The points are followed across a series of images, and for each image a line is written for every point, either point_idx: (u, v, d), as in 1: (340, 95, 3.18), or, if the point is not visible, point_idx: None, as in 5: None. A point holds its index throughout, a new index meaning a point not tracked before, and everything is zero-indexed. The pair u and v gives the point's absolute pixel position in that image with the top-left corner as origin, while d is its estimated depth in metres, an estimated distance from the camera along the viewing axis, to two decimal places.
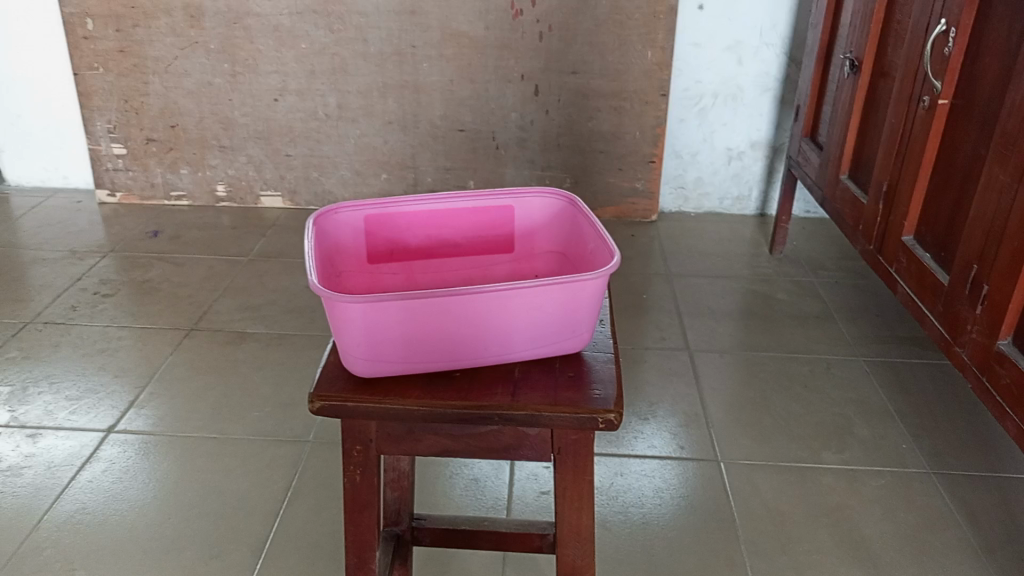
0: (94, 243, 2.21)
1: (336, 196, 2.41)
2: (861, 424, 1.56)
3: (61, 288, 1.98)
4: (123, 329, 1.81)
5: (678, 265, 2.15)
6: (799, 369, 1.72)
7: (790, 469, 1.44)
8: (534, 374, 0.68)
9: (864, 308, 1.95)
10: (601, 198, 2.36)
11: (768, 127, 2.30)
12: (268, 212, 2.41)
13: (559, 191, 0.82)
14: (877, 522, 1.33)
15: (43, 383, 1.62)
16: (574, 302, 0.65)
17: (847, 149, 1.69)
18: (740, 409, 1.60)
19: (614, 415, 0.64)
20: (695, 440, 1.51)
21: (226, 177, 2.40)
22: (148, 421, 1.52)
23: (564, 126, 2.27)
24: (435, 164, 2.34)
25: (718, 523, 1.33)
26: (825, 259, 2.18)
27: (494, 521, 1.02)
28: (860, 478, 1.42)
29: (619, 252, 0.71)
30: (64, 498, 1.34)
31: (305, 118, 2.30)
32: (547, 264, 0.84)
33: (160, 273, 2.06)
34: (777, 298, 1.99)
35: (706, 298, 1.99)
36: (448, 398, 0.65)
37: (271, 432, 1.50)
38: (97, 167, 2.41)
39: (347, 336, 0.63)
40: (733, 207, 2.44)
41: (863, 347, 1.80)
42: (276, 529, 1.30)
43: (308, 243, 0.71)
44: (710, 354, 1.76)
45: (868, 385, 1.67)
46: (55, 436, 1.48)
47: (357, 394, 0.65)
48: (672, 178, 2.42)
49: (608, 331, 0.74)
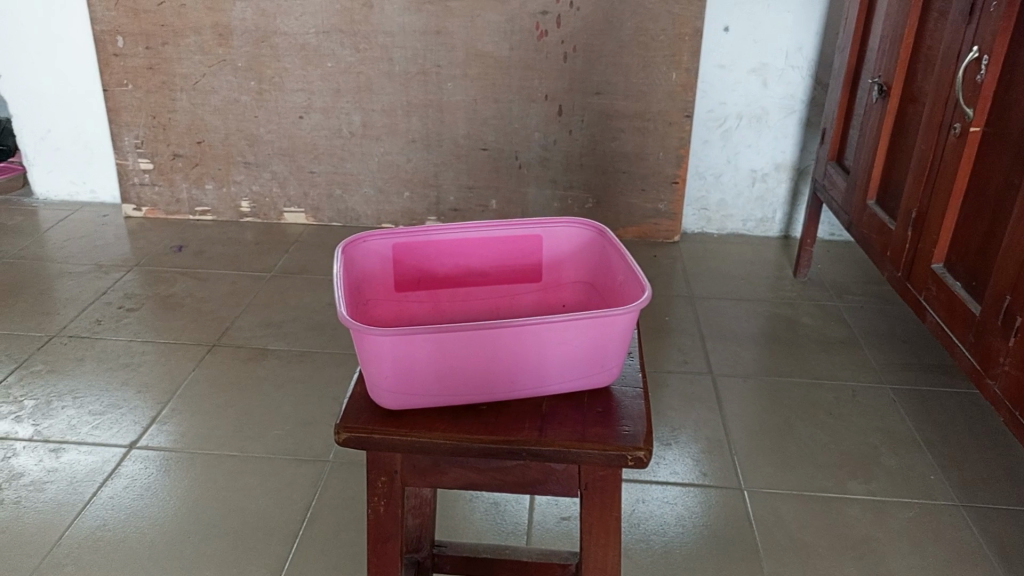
0: (120, 257, 2.23)
1: (359, 214, 2.42)
2: (888, 453, 1.53)
3: (86, 302, 2.00)
4: (146, 344, 1.82)
5: (701, 287, 2.13)
6: (824, 396, 1.69)
7: (815, 499, 1.42)
8: (562, 409, 0.67)
9: (891, 333, 1.92)
10: (624, 218, 2.35)
11: (793, 149, 2.29)
12: (291, 228, 2.42)
13: (589, 220, 0.81)
14: (906, 557, 1.30)
15: (66, 398, 1.63)
16: (604, 337, 0.65)
17: (875, 174, 1.68)
18: (763, 436, 1.58)
19: (643, 453, 0.63)
20: (718, 467, 1.49)
21: (250, 193, 2.42)
22: (169, 438, 1.53)
23: (587, 146, 2.26)
24: (457, 183, 2.35)
25: (742, 553, 1.31)
26: (850, 283, 2.16)
27: (515, 549, 1.01)
28: (886, 510, 1.40)
29: (649, 285, 0.70)
30: (86, 514, 1.35)
31: (329, 136, 2.31)
32: (575, 294, 0.83)
33: (184, 288, 2.07)
34: (801, 322, 1.97)
35: (729, 321, 1.97)
36: (474, 432, 0.64)
37: (291, 451, 1.50)
38: (124, 182, 2.44)
39: (375, 368, 0.63)
40: (756, 229, 2.43)
41: (889, 374, 1.77)
42: (295, 550, 1.29)
43: (337, 273, 0.71)
44: (733, 379, 1.75)
45: (895, 414, 1.64)
46: (78, 451, 1.48)
47: (384, 426, 0.65)
48: (695, 200, 2.40)
49: (637, 364, 0.73)
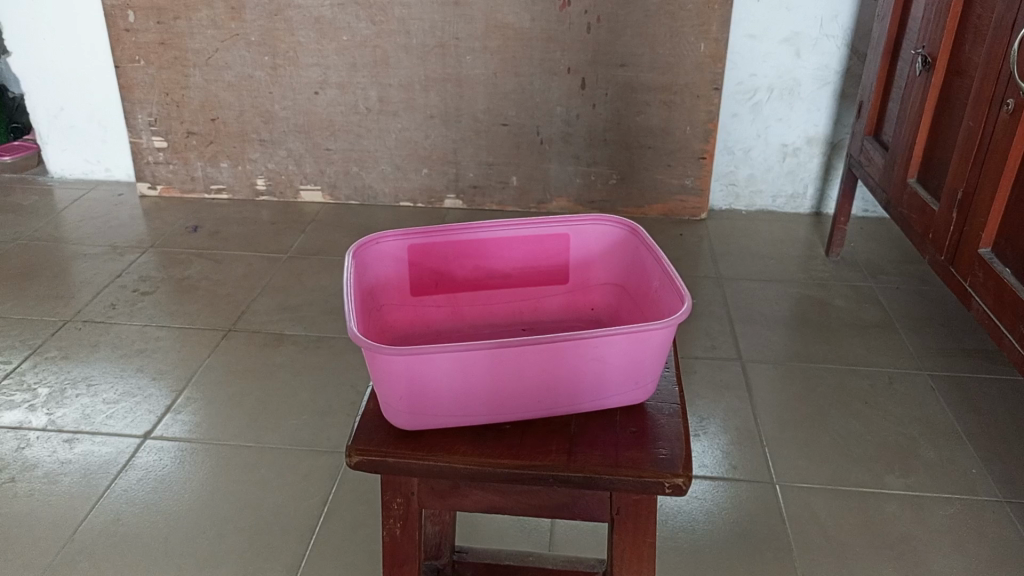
0: (135, 237, 2.20)
1: (376, 191, 2.37)
2: (927, 445, 1.47)
3: (102, 285, 1.97)
4: (162, 329, 1.79)
5: (730, 267, 2.06)
6: (858, 383, 1.63)
7: (851, 494, 1.36)
8: (592, 428, 0.61)
9: (928, 317, 1.85)
10: (649, 195, 2.28)
11: (827, 122, 2.20)
12: (308, 206, 2.37)
13: (620, 218, 0.75)
14: (946, 556, 1.25)
15: (81, 385, 1.60)
16: (638, 354, 0.59)
17: (917, 151, 1.59)
18: (796, 426, 1.51)
19: (682, 480, 0.58)
20: (748, 459, 1.43)
21: (266, 171, 2.37)
22: (184, 428, 1.49)
23: (611, 121, 2.18)
24: (477, 159, 2.28)
25: (774, 553, 1.26)
26: (885, 262, 2.08)
27: (539, 557, 0.98)
28: (925, 506, 1.34)
29: (689, 293, 0.64)
30: (99, 508, 1.32)
31: (346, 112, 2.25)
32: (604, 296, 0.78)
33: (199, 270, 2.03)
34: (834, 304, 1.89)
35: (759, 303, 1.90)
36: (497, 456, 0.59)
37: (308, 442, 1.46)
38: (139, 160, 2.39)
39: (387, 388, 0.57)
40: (787, 205, 2.34)
41: (927, 360, 1.70)
42: (312, 546, 1.26)
43: (346, 282, 0.65)
44: (763, 365, 1.68)
45: (934, 402, 1.57)
46: (91, 441, 1.45)
47: (399, 448, 0.60)
48: (723, 175, 2.32)
49: (673, 377, 0.67)
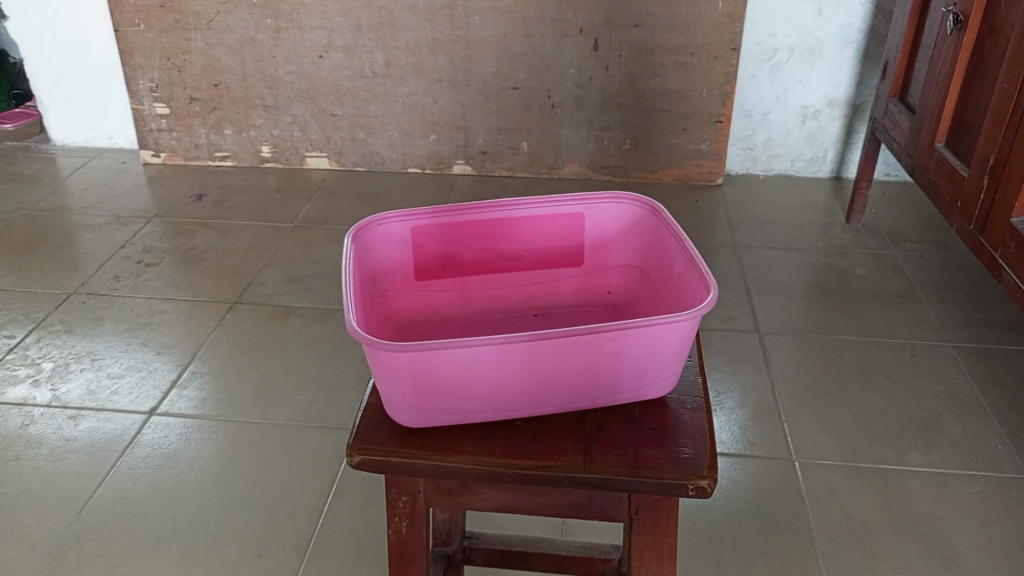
0: (139, 207, 2.16)
1: (384, 158, 2.31)
2: (951, 420, 1.42)
3: (106, 256, 1.93)
4: (167, 302, 1.75)
5: (747, 235, 2.00)
6: (880, 355, 1.58)
7: (873, 471, 1.33)
8: (609, 425, 0.57)
9: (952, 286, 1.79)
10: (663, 160, 2.22)
11: (849, 83, 2.12)
12: (314, 174, 2.32)
13: (639, 196, 0.71)
14: (971, 537, 1.21)
15: (85, 360, 1.57)
16: (660, 347, 0.55)
17: (946, 115, 1.52)
18: (815, 400, 1.47)
19: (706, 482, 0.54)
20: (766, 435, 1.40)
21: (271, 138, 2.32)
22: (191, 404, 1.46)
23: (624, 83, 2.11)
24: (487, 124, 2.22)
25: (793, 533, 1.22)
26: (907, 229, 2.01)
27: (552, 543, 0.94)
28: (949, 485, 1.30)
29: (716, 282, 0.59)
30: (105, 486, 1.30)
31: (351, 76, 2.19)
32: (621, 279, 0.74)
33: (204, 240, 1.99)
34: (854, 273, 1.84)
35: (777, 273, 1.85)
36: (508, 456, 0.55)
37: (315, 418, 1.43)
38: (141, 127, 2.34)
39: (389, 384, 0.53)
40: (806, 169, 2.27)
41: (951, 331, 1.65)
42: (321, 525, 1.23)
43: (344, 267, 0.61)
44: (781, 337, 1.64)
45: (958, 376, 1.53)
46: (96, 418, 1.43)
47: (403, 447, 0.56)
48: (740, 139, 2.25)
49: (696, 367, 0.63)
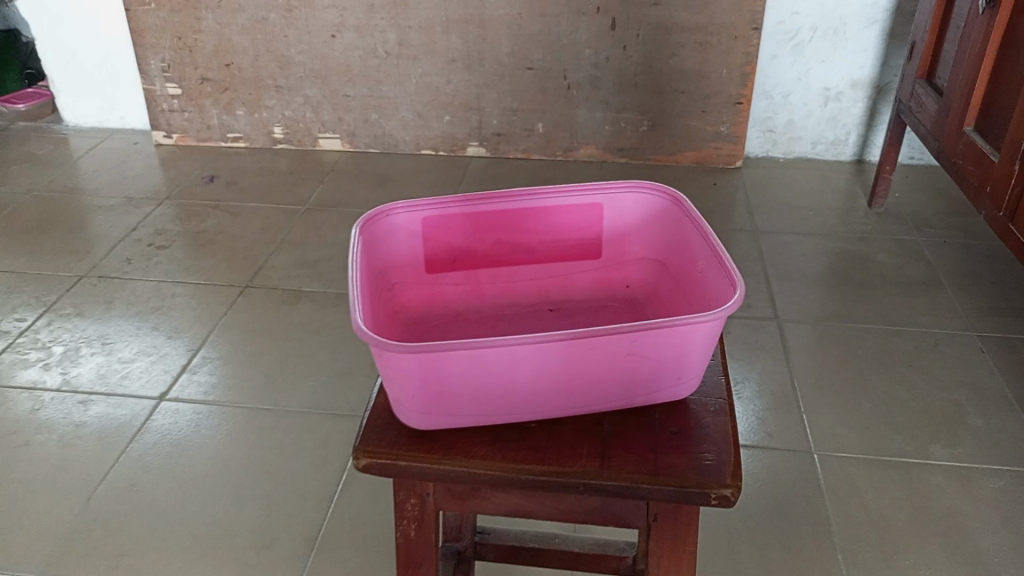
0: (151, 189, 2.14)
1: (397, 139, 2.28)
2: (975, 413, 1.39)
3: (117, 239, 1.92)
4: (178, 285, 1.74)
5: (766, 219, 1.96)
6: (902, 344, 1.54)
7: (894, 465, 1.29)
8: (628, 429, 0.55)
9: (977, 273, 1.74)
10: (681, 142, 2.17)
11: (873, 64, 2.06)
12: (327, 155, 2.30)
13: (660, 186, 0.69)
14: (995, 533, 1.18)
15: (96, 344, 1.56)
16: (683, 349, 0.53)
17: (976, 97, 1.47)
18: (835, 390, 1.44)
19: (730, 491, 0.51)
20: (785, 426, 1.37)
21: (283, 119, 2.29)
22: (201, 389, 1.45)
23: (642, 64, 2.07)
24: (501, 106, 2.18)
25: (812, 528, 1.19)
26: (931, 214, 1.97)
27: (565, 539, 0.92)
28: (973, 479, 1.26)
29: (743, 282, 0.57)
30: (114, 473, 1.29)
31: (363, 56, 2.15)
32: (639, 272, 0.72)
33: (215, 223, 1.98)
34: (876, 260, 1.80)
35: (797, 258, 1.81)
36: (521, 461, 0.53)
37: (326, 405, 1.41)
38: (153, 108, 2.32)
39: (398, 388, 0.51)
40: (827, 152, 2.22)
41: (976, 321, 1.60)
42: (330, 515, 1.22)
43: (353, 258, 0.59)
44: (800, 325, 1.60)
45: (982, 366, 1.49)
46: (106, 403, 1.42)
47: (412, 450, 0.53)
48: (760, 121, 2.20)
49: (719, 368, 0.60)
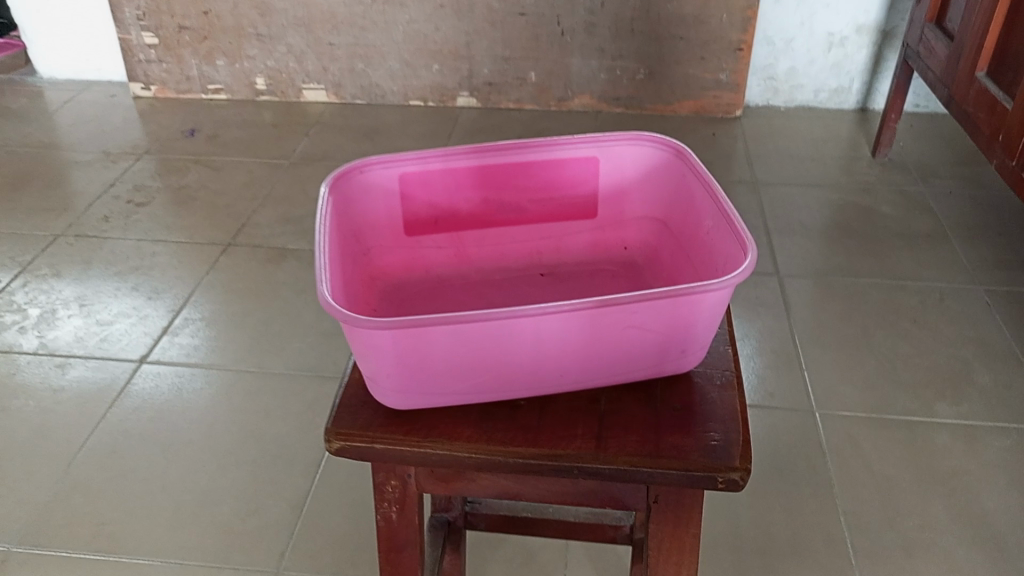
0: (130, 143, 2.06)
1: (384, 90, 2.20)
2: (982, 369, 1.35)
3: (95, 195, 1.85)
4: (158, 244, 1.68)
5: (766, 170, 1.89)
6: (907, 299, 1.50)
7: (897, 424, 1.26)
8: (627, 406, 0.51)
9: (983, 225, 1.69)
10: (679, 91, 2.10)
11: (880, 7, 1.98)
12: (312, 107, 2.21)
13: (660, 138, 0.66)
14: (1002, 494, 1.15)
15: (74, 306, 1.51)
16: (689, 322, 0.48)
17: (990, 41, 1.40)
18: (838, 347, 1.40)
19: (739, 474, 0.47)
20: (785, 385, 1.33)
21: (266, 69, 2.21)
22: (183, 351, 1.40)
23: (638, 9, 1.98)
24: (492, 54, 2.10)
25: (814, 490, 1.16)
26: (937, 163, 1.91)
27: (560, 508, 0.88)
28: (980, 438, 1.23)
29: (754, 252, 0.52)
30: (94, 438, 1.25)
31: (348, 2, 2.06)
32: (639, 232, 0.69)
33: (197, 178, 1.91)
34: (880, 211, 1.74)
35: (798, 211, 1.75)
36: (508, 442, 0.49)
37: (313, 367, 1.37)
38: (129, 58, 2.23)
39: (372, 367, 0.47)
40: (830, 100, 2.15)
41: (982, 274, 1.56)
42: (318, 481, 1.18)
43: (323, 219, 0.56)
44: (802, 280, 1.55)
45: (989, 321, 1.45)
46: (85, 367, 1.37)
47: (389, 432, 0.49)
48: (761, 68, 2.12)
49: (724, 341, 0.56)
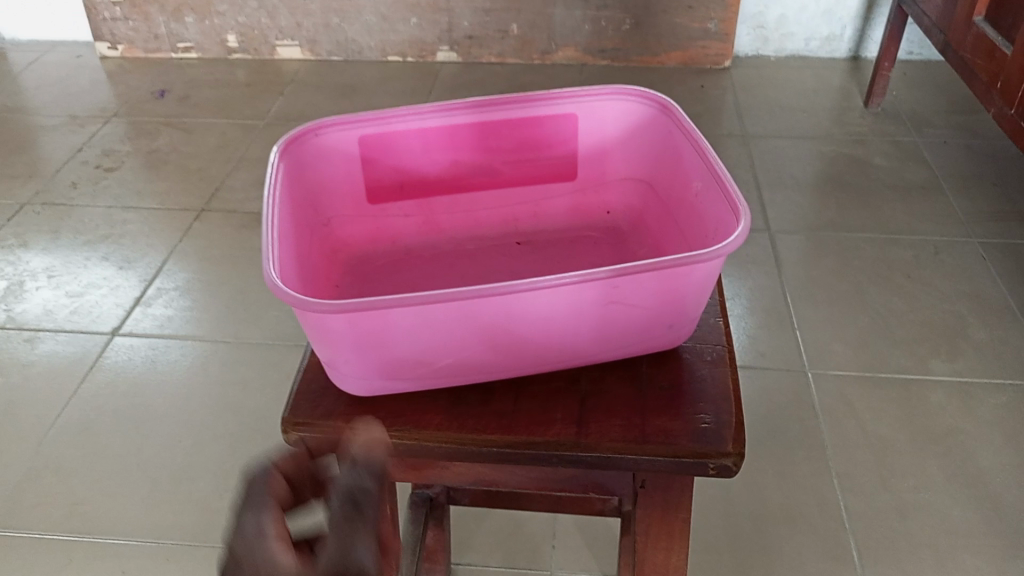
0: (98, 106, 1.98)
1: (361, 46, 2.12)
2: (977, 324, 1.32)
3: (62, 161, 1.78)
4: (129, 211, 1.62)
5: (756, 123, 1.84)
6: (900, 254, 1.46)
7: (891, 383, 1.23)
8: (609, 387, 0.50)
9: (979, 176, 1.65)
10: (666, 42, 2.03)
11: None
12: (287, 65, 2.14)
13: (646, 92, 0.65)
14: (998, 452, 1.12)
15: (42, 278, 1.45)
16: (676, 294, 0.47)
17: None
18: (830, 304, 1.36)
19: (732, 460, 0.46)
20: (777, 345, 1.29)
21: (237, 26, 2.12)
22: (157, 323, 1.36)
23: None
24: (472, 6, 2.02)
25: (806, 452, 1.13)
26: (930, 112, 1.86)
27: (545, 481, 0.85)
28: (975, 395, 1.20)
29: (749, 215, 0.50)
30: (65, 415, 1.21)
31: None
32: (622, 194, 0.69)
33: (168, 141, 1.84)
34: (873, 163, 1.70)
35: (788, 163, 1.71)
36: (481, 430, 0.48)
37: (291, 336, 1.33)
38: (94, 17, 2.14)
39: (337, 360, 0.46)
40: (821, 49, 2.09)
41: (977, 226, 1.52)
42: None
43: (272, 172, 0.56)
44: (793, 236, 1.51)
45: (984, 275, 1.41)
46: (55, 341, 1.32)
47: (355, 422, 0.48)
48: (751, 16, 2.05)
49: (711, 323, 0.54)
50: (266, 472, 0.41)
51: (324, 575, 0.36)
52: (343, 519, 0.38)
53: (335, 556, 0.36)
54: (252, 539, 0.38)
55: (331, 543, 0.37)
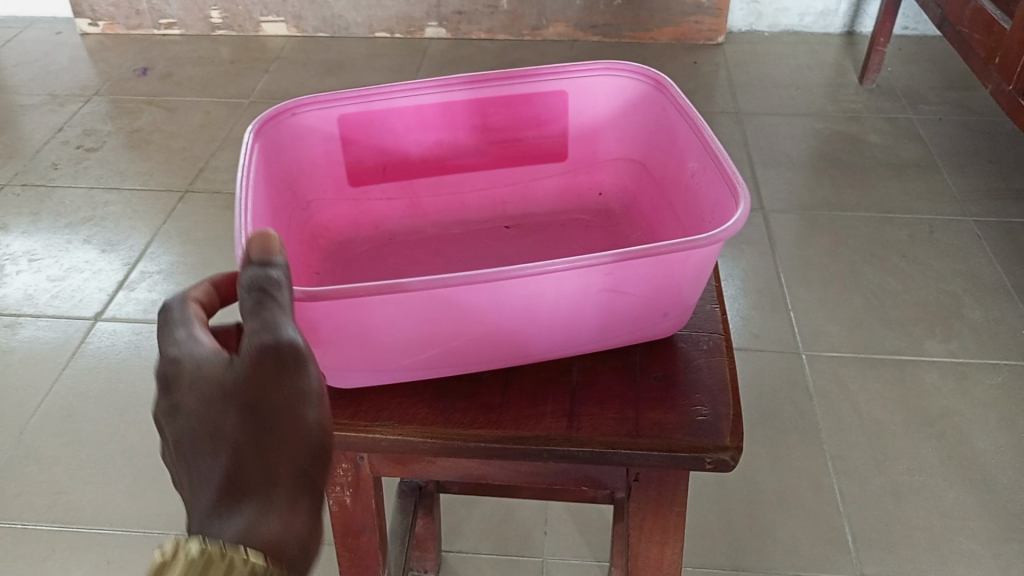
0: (78, 84, 1.94)
1: (348, 22, 2.08)
2: (972, 304, 1.31)
3: (42, 141, 1.74)
4: (111, 192, 1.58)
5: (750, 99, 1.81)
6: (895, 233, 1.45)
7: (886, 364, 1.21)
8: (601, 379, 0.48)
9: (975, 153, 1.63)
10: (659, 17, 1.99)
11: None
12: (272, 41, 2.09)
13: (640, 67, 0.63)
14: (993, 433, 1.12)
15: (22, 262, 1.42)
16: (670, 280, 0.45)
17: None
18: (824, 285, 1.35)
19: (729, 455, 0.44)
20: (770, 326, 1.28)
21: (220, 1, 2.07)
22: (140, 307, 1.33)
23: None
24: None
25: (800, 434, 1.12)
26: (925, 89, 1.83)
27: None
28: (970, 376, 1.19)
29: (747, 197, 0.48)
30: (47, 402, 1.18)
31: None
32: (614, 174, 0.68)
33: (151, 120, 1.80)
34: (867, 140, 1.67)
35: (782, 141, 1.68)
36: (468, 424, 0.46)
37: None
38: None
39: (316, 355, 0.44)
40: (816, 24, 2.06)
41: (973, 204, 1.51)
42: None
43: (247, 151, 0.54)
44: (787, 215, 1.49)
45: (979, 254, 1.40)
46: (36, 326, 1.30)
47: (337, 416, 0.47)
48: None
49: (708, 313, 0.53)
50: (182, 300, 0.43)
51: (249, 360, 0.38)
52: (254, 304, 0.39)
53: (257, 339, 0.38)
54: (180, 343, 0.41)
55: (252, 326, 0.38)
